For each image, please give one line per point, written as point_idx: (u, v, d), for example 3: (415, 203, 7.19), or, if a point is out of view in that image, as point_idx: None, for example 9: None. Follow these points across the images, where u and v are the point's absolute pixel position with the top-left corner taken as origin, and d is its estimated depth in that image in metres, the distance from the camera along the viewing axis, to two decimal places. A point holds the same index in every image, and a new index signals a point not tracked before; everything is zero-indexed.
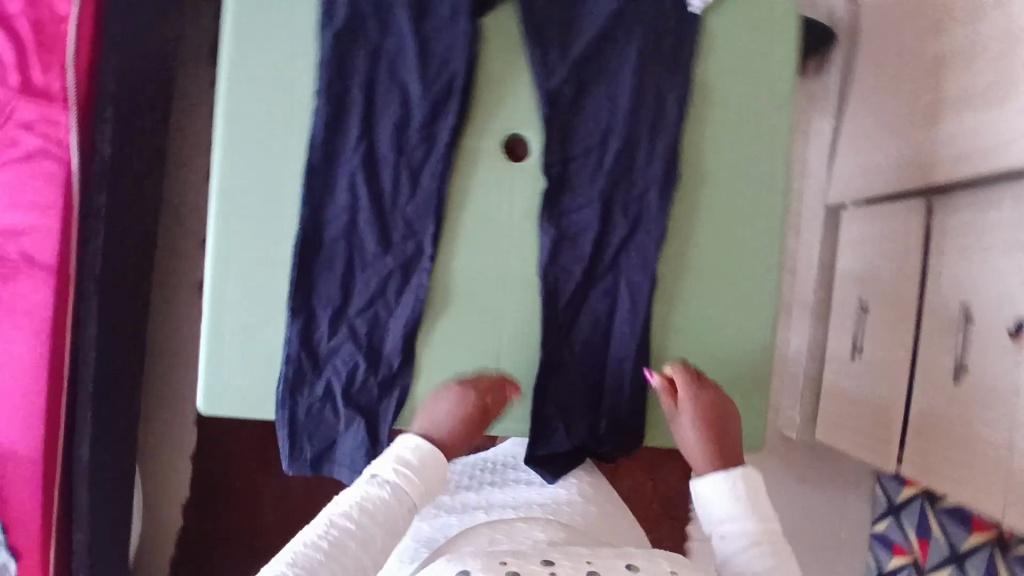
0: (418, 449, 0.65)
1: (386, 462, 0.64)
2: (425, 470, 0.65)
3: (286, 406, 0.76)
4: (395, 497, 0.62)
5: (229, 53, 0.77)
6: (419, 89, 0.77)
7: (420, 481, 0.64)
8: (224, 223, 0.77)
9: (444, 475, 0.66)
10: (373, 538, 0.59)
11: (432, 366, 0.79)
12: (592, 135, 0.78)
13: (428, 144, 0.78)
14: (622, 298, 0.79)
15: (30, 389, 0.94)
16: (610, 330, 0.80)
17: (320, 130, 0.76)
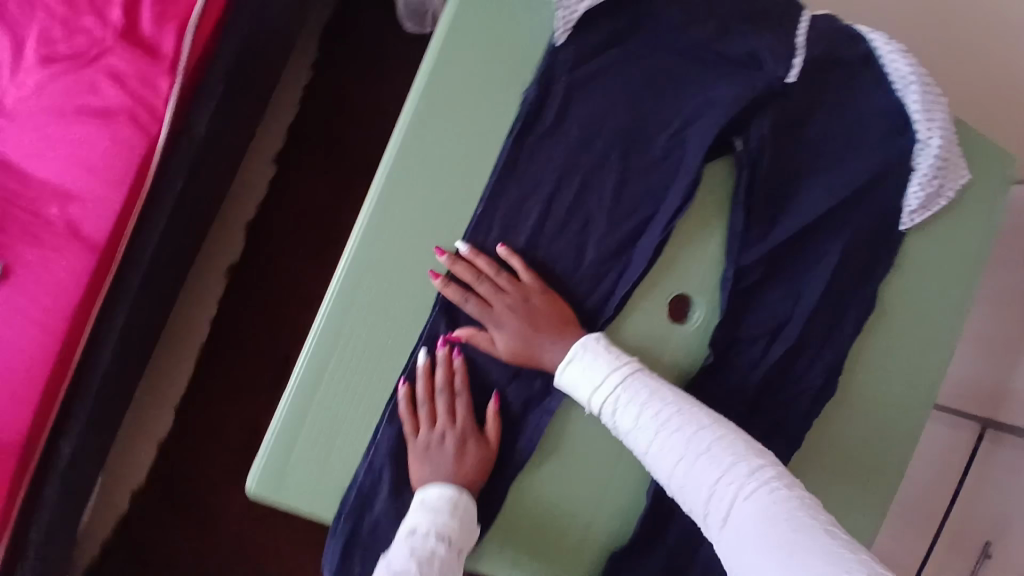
0: (442, 495, 0.65)
1: (422, 511, 0.65)
2: (456, 516, 0.65)
3: (353, 513, 0.68)
4: (435, 547, 0.63)
5: (416, 118, 0.69)
6: (604, 223, 0.70)
7: (454, 522, 0.65)
8: (346, 297, 0.69)
9: (472, 512, 0.67)
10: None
11: (516, 513, 0.72)
12: (766, 323, 0.72)
13: (593, 282, 0.71)
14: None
15: (20, 382, 0.80)
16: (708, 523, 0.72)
17: (484, 233, 0.69)
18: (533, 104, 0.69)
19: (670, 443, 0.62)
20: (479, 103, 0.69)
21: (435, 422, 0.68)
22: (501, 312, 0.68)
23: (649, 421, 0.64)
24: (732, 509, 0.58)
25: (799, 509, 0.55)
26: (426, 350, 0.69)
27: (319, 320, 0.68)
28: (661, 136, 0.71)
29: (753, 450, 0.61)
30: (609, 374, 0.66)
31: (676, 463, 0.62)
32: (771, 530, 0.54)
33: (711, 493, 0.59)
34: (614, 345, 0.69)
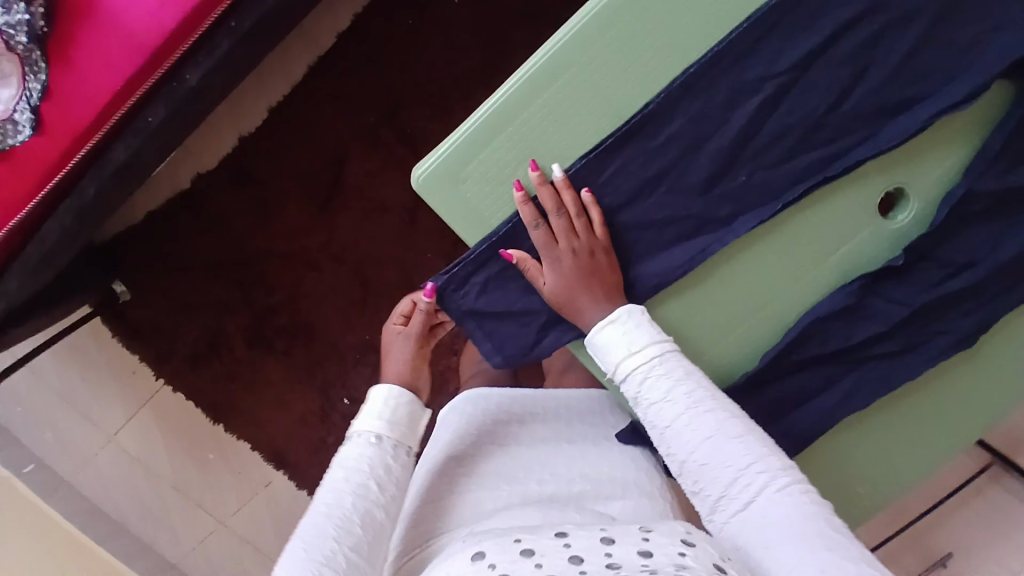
0: (370, 427, 0.69)
1: (355, 433, 0.69)
2: (394, 419, 0.70)
3: (496, 246, 0.66)
4: (377, 444, 0.68)
5: None
6: (876, 83, 0.65)
7: (392, 422, 0.70)
8: (598, 27, 0.62)
9: (417, 409, 0.73)
10: (391, 474, 0.68)
11: None
12: (953, 255, 0.70)
13: (832, 137, 0.66)
14: (839, 391, 0.72)
15: None
16: (799, 407, 0.72)
17: (761, 32, 0.63)
18: None
19: (696, 436, 0.62)
20: None
21: (554, 242, 0.65)
22: (561, 255, 0.65)
23: (682, 398, 0.63)
24: (753, 500, 0.59)
25: (820, 510, 0.58)
26: (642, 122, 0.64)
27: (558, 36, 0.63)
28: (975, 24, 0.64)
29: (770, 459, 0.60)
30: (646, 347, 0.64)
31: (701, 446, 0.62)
32: (804, 520, 0.57)
33: (733, 481, 0.60)
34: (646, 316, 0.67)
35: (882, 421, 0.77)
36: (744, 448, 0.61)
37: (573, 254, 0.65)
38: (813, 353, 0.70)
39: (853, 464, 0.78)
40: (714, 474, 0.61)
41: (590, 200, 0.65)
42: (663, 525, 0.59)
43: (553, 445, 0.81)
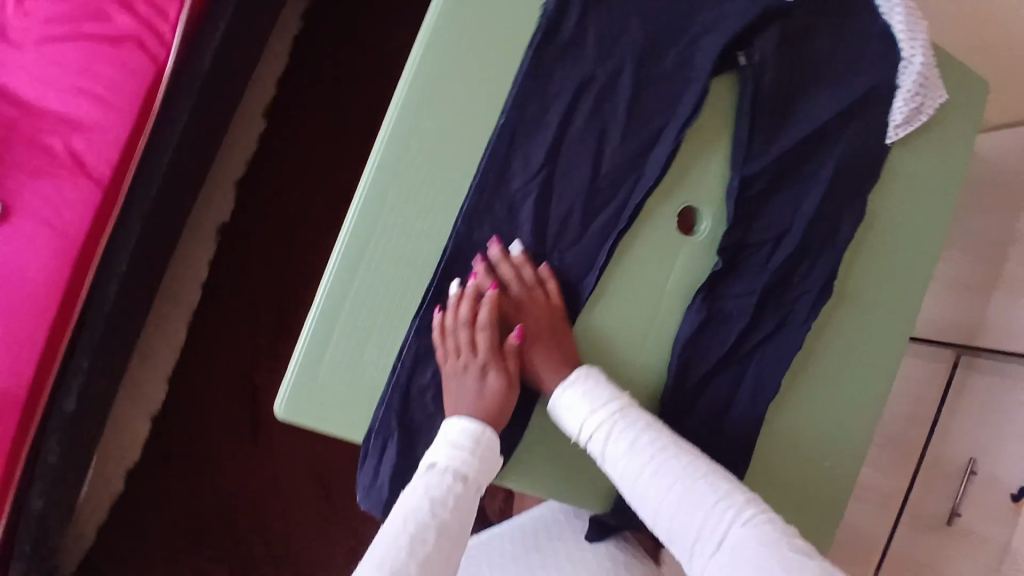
0: (465, 426, 0.64)
1: (437, 450, 0.64)
2: (478, 451, 0.64)
3: (382, 432, 0.67)
4: (458, 482, 0.62)
5: (430, 32, 0.69)
6: (620, 136, 0.72)
7: (475, 458, 0.64)
8: (370, 209, 0.67)
9: (495, 448, 0.66)
10: (450, 523, 0.60)
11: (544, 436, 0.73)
12: (767, 232, 0.76)
13: (610, 194, 0.72)
14: (746, 389, 0.76)
15: (31, 316, 0.78)
16: (722, 421, 0.76)
17: (504, 146, 0.70)
18: (548, 17, 0.70)
19: (663, 479, 0.63)
20: (497, 18, 0.70)
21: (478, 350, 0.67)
22: (483, 362, 0.67)
23: (645, 444, 0.65)
24: (725, 536, 0.60)
25: (793, 537, 0.59)
26: (448, 266, 0.68)
27: (342, 235, 0.67)
28: (674, 51, 0.73)
29: (736, 491, 0.62)
30: (597, 411, 0.67)
31: (666, 492, 0.63)
32: (774, 547, 0.57)
33: (704, 521, 0.61)
34: (596, 375, 0.69)
35: (800, 394, 0.83)
36: (708, 484, 0.62)
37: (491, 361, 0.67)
38: (703, 372, 0.75)
39: (797, 439, 0.83)
40: (686, 517, 0.61)
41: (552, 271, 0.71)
42: None
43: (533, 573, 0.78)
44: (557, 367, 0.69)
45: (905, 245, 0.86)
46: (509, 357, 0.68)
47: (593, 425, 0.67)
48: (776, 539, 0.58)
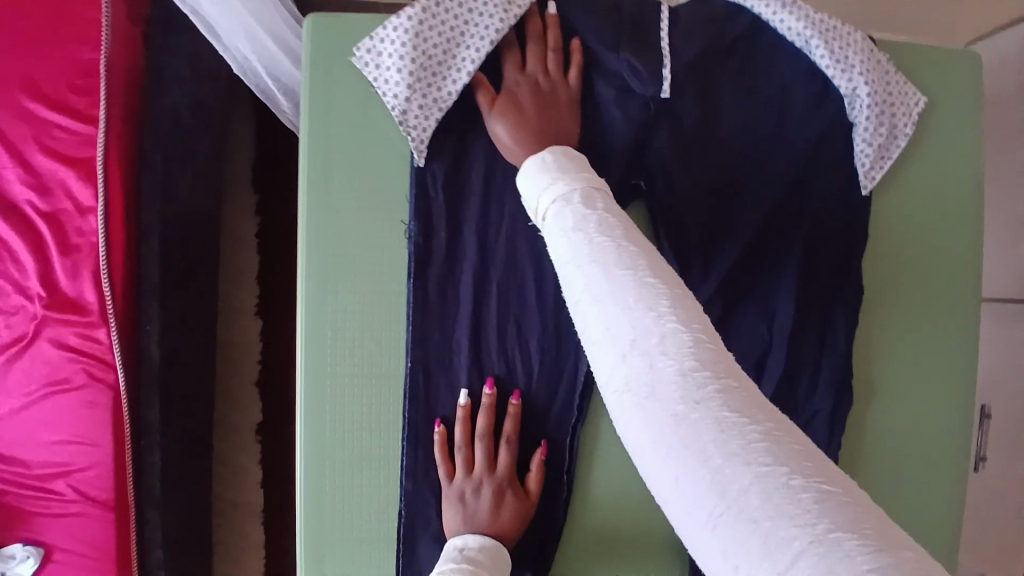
0: (475, 537, 0.60)
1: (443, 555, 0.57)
2: (489, 558, 0.58)
3: None
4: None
5: (305, 302, 0.63)
6: (540, 328, 0.64)
7: (487, 562, 0.57)
8: (315, 505, 0.64)
9: (506, 570, 0.59)
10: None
11: None
12: (747, 358, 0.65)
13: (553, 390, 0.65)
14: None
15: None
16: None
17: (422, 390, 0.63)
18: (418, 239, 0.63)
19: (587, 294, 0.37)
20: (367, 258, 0.64)
21: (476, 478, 0.62)
22: (478, 496, 0.62)
23: (581, 242, 0.39)
24: (644, 374, 0.33)
25: (759, 428, 0.30)
26: (411, 533, 0.64)
27: (299, 538, 0.64)
28: None
29: (691, 325, 0.34)
30: (545, 194, 0.44)
31: (594, 321, 0.36)
32: (711, 417, 0.31)
33: (620, 350, 0.34)
34: (570, 156, 0.47)
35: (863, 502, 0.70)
36: (649, 305, 0.34)
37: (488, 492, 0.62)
38: None
39: None
40: (603, 341, 0.35)
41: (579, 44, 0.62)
42: None
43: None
44: (543, 136, 0.57)
45: (932, 289, 0.70)
46: (499, 106, 0.58)
47: (547, 200, 0.44)
48: (718, 404, 0.31)
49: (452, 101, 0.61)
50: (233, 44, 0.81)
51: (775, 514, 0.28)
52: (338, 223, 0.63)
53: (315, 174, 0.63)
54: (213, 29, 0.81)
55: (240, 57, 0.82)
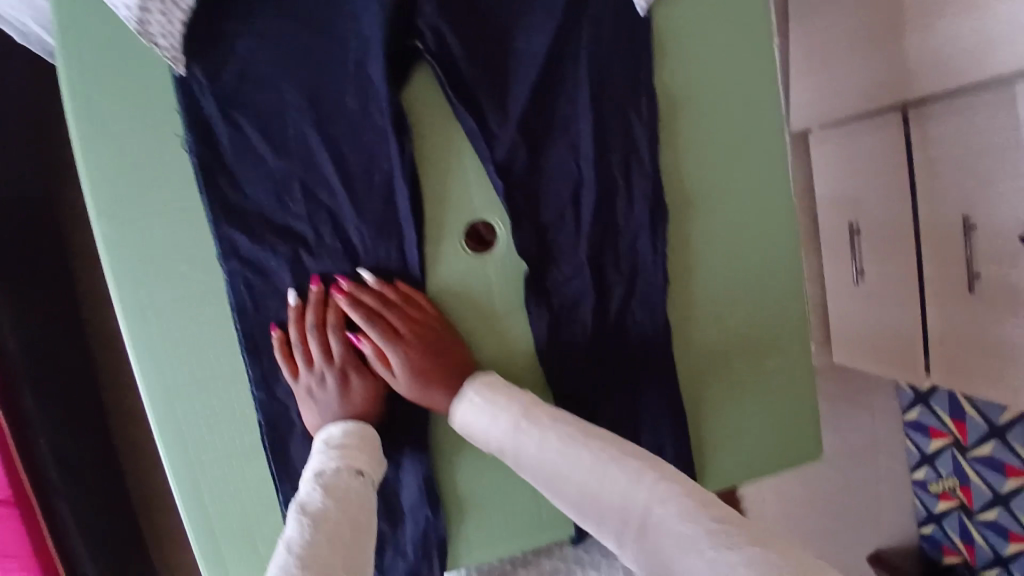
0: (339, 427, 0.61)
1: (311, 453, 0.58)
2: (358, 440, 0.60)
3: None
4: (346, 470, 0.56)
5: (106, 236, 0.63)
6: (351, 210, 0.62)
7: (357, 445, 0.59)
8: (172, 431, 0.65)
9: (376, 445, 0.62)
10: (351, 503, 0.53)
11: (471, 513, 0.71)
12: (563, 196, 0.66)
13: (381, 270, 0.64)
14: (638, 355, 0.70)
15: None
16: (633, 397, 0.71)
17: (247, 297, 0.63)
18: (201, 149, 0.62)
19: (550, 460, 0.51)
20: (158, 180, 0.63)
21: (316, 372, 0.63)
22: (323, 390, 0.63)
23: (530, 440, 0.53)
24: (613, 492, 0.46)
25: (700, 504, 0.42)
26: (274, 434, 0.65)
27: (169, 468, 0.66)
28: (348, 89, 0.62)
29: (637, 453, 0.48)
30: (488, 434, 0.57)
31: (561, 477, 0.49)
32: (670, 498, 0.43)
33: (592, 481, 0.47)
34: (493, 384, 0.60)
35: (708, 315, 0.72)
36: (599, 451, 0.49)
37: (331, 383, 0.63)
38: (581, 370, 0.69)
39: (732, 357, 0.74)
40: (573, 484, 0.48)
41: (324, 284, 0.63)
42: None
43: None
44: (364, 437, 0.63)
45: (730, 92, 0.71)
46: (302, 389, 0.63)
47: (490, 430, 0.57)
48: (669, 489, 0.44)
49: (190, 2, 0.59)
50: (4, 10, 0.71)
51: (725, 551, 0.38)
52: (121, 151, 0.63)
53: (83, 108, 0.62)
54: None
55: (19, 23, 0.72)
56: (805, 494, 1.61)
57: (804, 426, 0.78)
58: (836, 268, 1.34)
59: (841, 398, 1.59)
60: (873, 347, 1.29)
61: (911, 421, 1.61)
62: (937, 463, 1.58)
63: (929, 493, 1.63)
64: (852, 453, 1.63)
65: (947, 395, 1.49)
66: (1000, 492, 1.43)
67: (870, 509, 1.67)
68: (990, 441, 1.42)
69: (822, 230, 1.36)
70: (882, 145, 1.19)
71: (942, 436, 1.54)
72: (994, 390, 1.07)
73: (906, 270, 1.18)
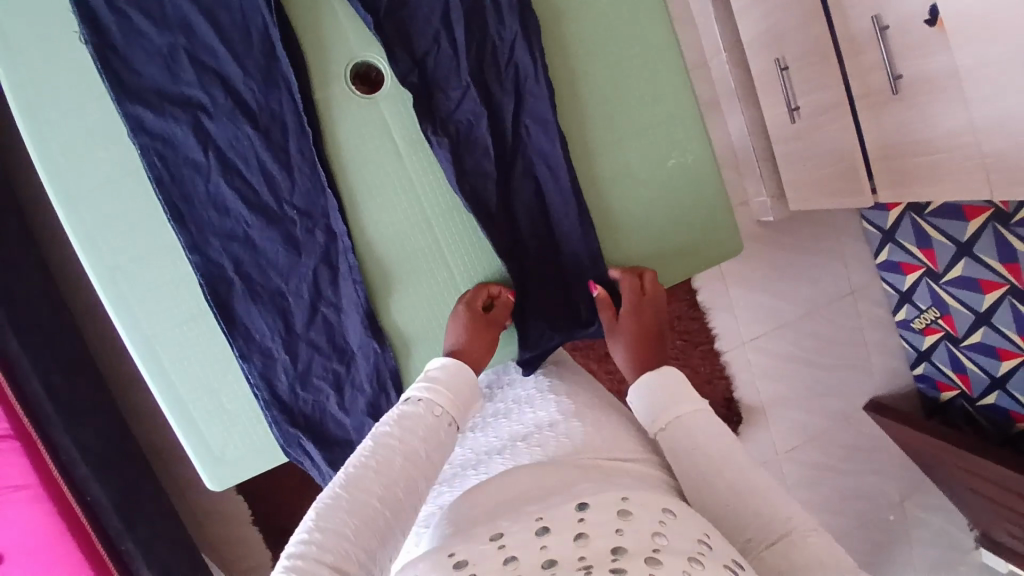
0: (440, 365, 0.66)
1: (411, 385, 0.64)
2: (453, 382, 0.65)
3: (294, 442, 0.73)
4: (428, 411, 0.62)
5: (25, 132, 0.67)
6: (239, 68, 0.67)
7: (447, 389, 0.64)
8: (124, 306, 0.70)
9: (472, 389, 0.67)
10: (418, 446, 0.59)
11: (414, 345, 0.75)
12: (433, 21, 0.69)
13: (279, 120, 0.69)
14: (541, 168, 0.75)
15: (61, 547, 0.91)
16: (545, 208, 0.76)
17: (160, 165, 0.68)
18: (88, 33, 0.65)
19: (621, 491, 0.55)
20: (60, 71, 0.67)
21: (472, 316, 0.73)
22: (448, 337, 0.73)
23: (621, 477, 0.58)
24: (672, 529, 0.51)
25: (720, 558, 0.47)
26: (214, 294, 0.70)
27: (129, 343, 0.71)
28: None
29: (686, 506, 0.53)
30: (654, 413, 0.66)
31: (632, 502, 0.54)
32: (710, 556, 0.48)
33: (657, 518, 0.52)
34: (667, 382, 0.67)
35: (598, 118, 0.77)
36: (663, 501, 0.53)
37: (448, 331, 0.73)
38: (493, 188, 0.73)
39: (630, 155, 0.78)
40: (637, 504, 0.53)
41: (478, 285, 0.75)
42: (562, 425, 0.69)
43: (493, 453, 0.69)
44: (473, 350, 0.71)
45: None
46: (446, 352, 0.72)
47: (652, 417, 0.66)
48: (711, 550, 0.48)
49: None
50: None
51: None
52: (17, 49, 0.66)
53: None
54: None
55: None
56: (793, 352, 1.64)
57: (717, 209, 0.82)
58: (773, 111, 1.37)
59: (812, 250, 1.61)
60: (823, 180, 1.32)
61: (884, 262, 1.62)
62: (916, 298, 1.57)
63: (915, 332, 1.62)
64: (831, 305, 1.65)
65: (910, 223, 1.48)
66: (982, 312, 1.39)
67: (861, 356, 1.69)
68: (962, 260, 1.38)
69: (754, 78, 1.39)
70: None
71: (915, 269, 1.53)
72: (934, 181, 1.10)
73: (833, 91, 1.19)
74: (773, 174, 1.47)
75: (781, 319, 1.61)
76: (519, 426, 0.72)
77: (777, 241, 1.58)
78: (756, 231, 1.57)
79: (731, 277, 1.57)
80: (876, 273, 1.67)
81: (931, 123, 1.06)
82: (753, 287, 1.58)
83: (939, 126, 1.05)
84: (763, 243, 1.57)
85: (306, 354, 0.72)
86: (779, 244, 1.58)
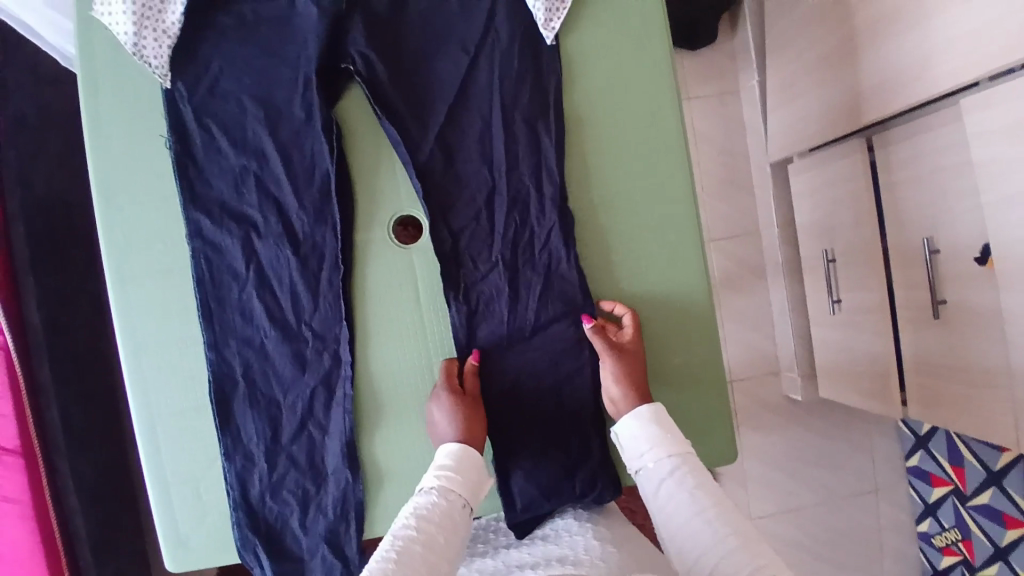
0: (449, 451, 0.69)
1: (424, 474, 0.68)
2: (463, 467, 0.68)
3: (250, 547, 0.75)
4: (443, 497, 0.66)
5: (99, 215, 0.75)
6: (295, 200, 0.75)
7: (459, 476, 0.68)
8: (139, 385, 0.76)
9: (481, 466, 0.70)
10: (435, 536, 0.62)
11: (388, 483, 0.77)
12: (476, 200, 0.76)
13: (318, 252, 0.75)
14: (564, 349, 0.76)
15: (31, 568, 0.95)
16: (555, 385, 0.77)
17: (205, 269, 0.75)
18: (176, 146, 0.75)
19: None
20: (147, 171, 0.76)
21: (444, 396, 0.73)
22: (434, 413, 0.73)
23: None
24: None
25: None
26: (218, 394, 0.75)
27: (134, 416, 0.76)
28: (297, 102, 0.75)
29: None
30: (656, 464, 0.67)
31: None
32: None
33: None
34: (665, 422, 0.70)
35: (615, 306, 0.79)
36: None
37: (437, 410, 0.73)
38: (501, 357, 0.76)
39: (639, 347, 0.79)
40: None
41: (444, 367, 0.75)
42: (593, 550, 0.73)
43: (528, 566, 0.73)
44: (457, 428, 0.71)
45: (635, 99, 0.79)
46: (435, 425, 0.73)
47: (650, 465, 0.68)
48: None
49: (177, 29, 0.73)
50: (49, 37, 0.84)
51: None
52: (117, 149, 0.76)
53: (95, 108, 0.75)
54: (38, 32, 0.85)
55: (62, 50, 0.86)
56: (800, 539, 1.55)
57: (715, 414, 0.80)
58: (817, 295, 1.36)
59: (838, 436, 1.55)
60: (851, 376, 1.28)
61: (913, 467, 1.53)
62: (940, 514, 1.46)
63: (935, 548, 1.50)
64: (852, 498, 1.56)
65: (944, 437, 1.40)
66: (1000, 548, 1.28)
67: (875, 561, 1.57)
68: (989, 489, 1.28)
69: (803, 258, 1.39)
70: (840, 177, 1.22)
71: (943, 484, 1.44)
72: (960, 412, 1.05)
73: (875, 297, 1.18)
74: (807, 354, 1.45)
75: (795, 501, 1.54)
76: (553, 550, 0.75)
77: (802, 420, 1.53)
78: (783, 405, 1.52)
79: (748, 445, 1.52)
80: (905, 477, 1.57)
81: (965, 351, 1.02)
82: (770, 462, 1.52)
83: (973, 361, 1.01)
84: (787, 419, 1.52)
85: (289, 467, 0.76)
86: (803, 423, 1.53)
